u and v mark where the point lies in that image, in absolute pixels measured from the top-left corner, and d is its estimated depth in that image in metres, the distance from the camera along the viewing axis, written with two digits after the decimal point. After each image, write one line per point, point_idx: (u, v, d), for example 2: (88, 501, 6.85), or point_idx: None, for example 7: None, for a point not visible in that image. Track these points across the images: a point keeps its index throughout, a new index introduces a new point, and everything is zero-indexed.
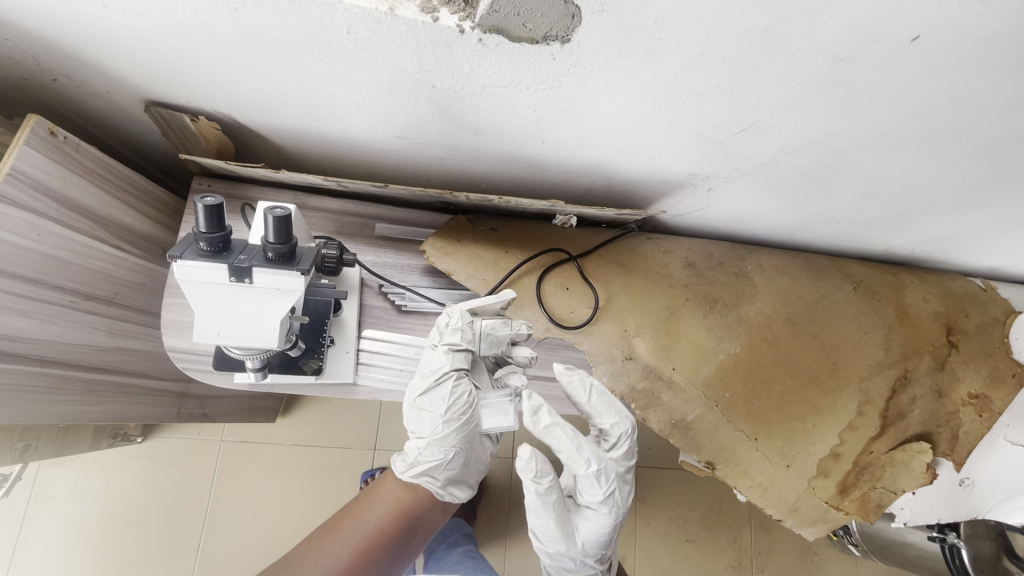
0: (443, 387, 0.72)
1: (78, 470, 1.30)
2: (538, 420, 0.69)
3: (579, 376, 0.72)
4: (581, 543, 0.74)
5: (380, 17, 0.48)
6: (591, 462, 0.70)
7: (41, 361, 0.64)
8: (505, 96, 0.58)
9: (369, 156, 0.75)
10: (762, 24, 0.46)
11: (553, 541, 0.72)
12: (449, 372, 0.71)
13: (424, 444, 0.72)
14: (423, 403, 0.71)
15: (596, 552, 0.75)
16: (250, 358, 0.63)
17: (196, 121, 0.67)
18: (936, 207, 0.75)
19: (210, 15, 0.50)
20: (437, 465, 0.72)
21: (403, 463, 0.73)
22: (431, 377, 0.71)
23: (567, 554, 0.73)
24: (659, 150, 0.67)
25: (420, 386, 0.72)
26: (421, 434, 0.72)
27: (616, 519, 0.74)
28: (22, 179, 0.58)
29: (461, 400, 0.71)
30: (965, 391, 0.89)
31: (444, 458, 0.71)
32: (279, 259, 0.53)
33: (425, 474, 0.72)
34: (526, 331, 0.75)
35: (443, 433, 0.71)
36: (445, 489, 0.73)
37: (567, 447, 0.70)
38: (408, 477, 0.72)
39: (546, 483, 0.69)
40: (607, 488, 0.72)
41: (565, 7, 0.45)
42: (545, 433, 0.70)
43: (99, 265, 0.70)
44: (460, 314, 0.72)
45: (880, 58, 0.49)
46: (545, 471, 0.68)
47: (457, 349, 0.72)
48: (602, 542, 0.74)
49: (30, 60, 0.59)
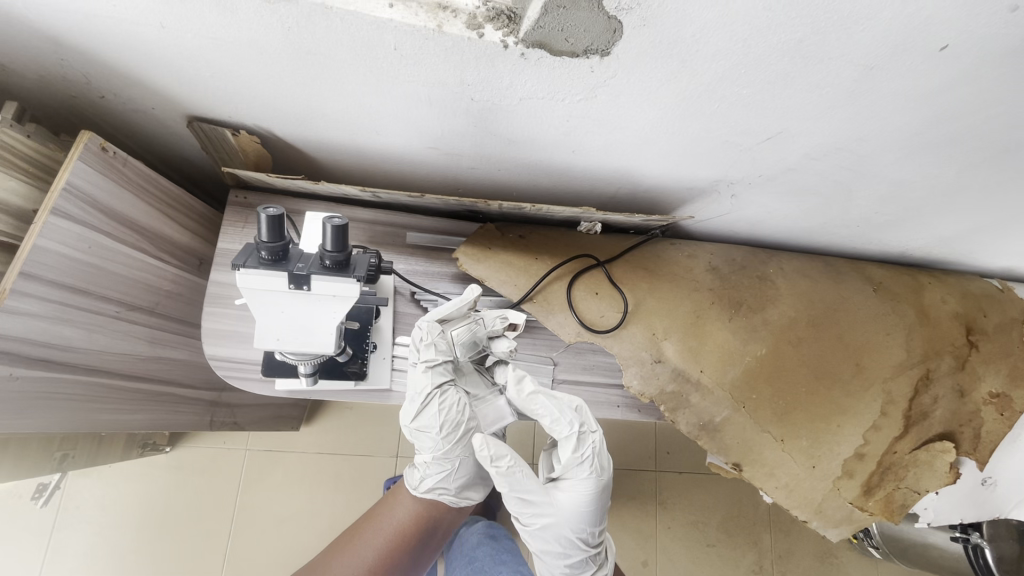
0: (430, 406, 0.72)
1: (106, 479, 1.31)
2: (523, 389, 0.74)
3: (528, 382, 0.74)
4: (563, 517, 0.74)
5: (427, 34, 0.50)
6: (575, 424, 0.73)
7: (88, 370, 0.66)
8: (541, 108, 0.61)
9: (403, 167, 0.77)
10: (797, 36, 0.47)
11: (533, 515, 0.75)
12: (432, 391, 0.72)
13: (430, 463, 0.75)
14: (418, 426, 0.73)
15: (581, 527, 0.75)
16: (302, 363, 0.65)
17: (237, 135, 0.69)
18: (955, 209, 0.77)
19: (264, 34, 0.52)
20: (448, 477, 0.76)
21: (413, 481, 0.78)
22: (418, 400, 0.72)
23: (549, 526, 0.74)
24: (686, 157, 0.69)
25: (410, 410, 0.73)
26: (424, 454, 0.75)
27: (598, 486, 0.74)
28: (76, 193, 0.60)
29: (453, 411, 0.73)
30: (986, 390, 0.90)
31: (453, 469, 0.76)
32: (335, 266, 0.54)
33: (438, 487, 0.77)
34: (502, 323, 0.74)
35: (447, 448, 0.74)
36: (460, 494, 0.79)
37: (551, 415, 0.73)
38: (422, 493, 0.77)
39: (504, 465, 0.71)
40: (584, 453, 0.74)
41: (608, 21, 0.47)
42: (528, 401, 0.74)
43: (142, 276, 0.71)
44: (430, 327, 0.71)
45: (909, 66, 0.51)
46: (500, 454, 0.71)
47: (435, 363, 0.73)
48: (585, 514, 0.75)
49: (81, 79, 0.61)
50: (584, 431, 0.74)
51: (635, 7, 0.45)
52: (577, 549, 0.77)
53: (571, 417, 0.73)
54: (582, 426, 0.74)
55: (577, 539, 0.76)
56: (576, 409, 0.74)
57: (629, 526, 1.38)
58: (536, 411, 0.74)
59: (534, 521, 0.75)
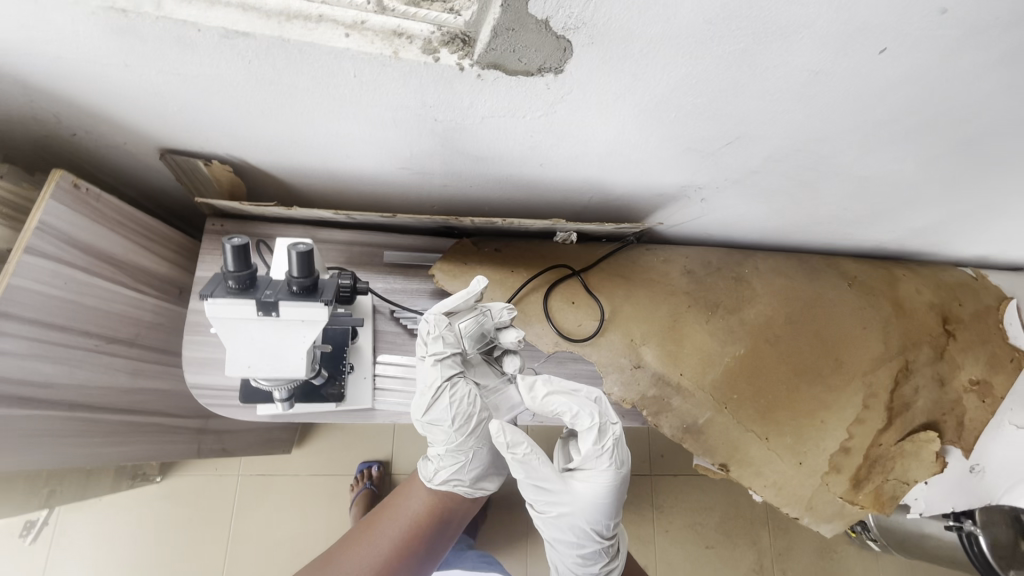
0: (441, 399, 0.72)
1: (98, 513, 1.30)
2: (537, 392, 0.73)
3: (535, 379, 0.73)
4: (580, 507, 0.74)
5: (386, 60, 0.51)
6: (596, 415, 0.72)
7: (68, 405, 0.66)
8: (504, 125, 0.62)
9: (376, 188, 0.78)
10: (741, 46, 0.49)
11: (548, 503, 0.74)
12: (443, 383, 0.72)
13: (443, 455, 0.76)
14: (430, 419, 0.72)
15: (597, 518, 0.75)
16: (277, 388, 0.66)
17: (210, 165, 0.71)
18: (919, 202, 0.79)
19: (225, 68, 0.53)
20: (461, 469, 0.77)
21: (428, 473, 0.78)
22: (428, 393, 0.71)
23: (566, 515, 0.74)
24: (652, 165, 0.70)
25: (421, 404, 0.72)
26: (437, 447, 0.76)
27: (615, 478, 0.74)
28: (51, 232, 0.61)
29: (464, 404, 0.72)
30: (966, 377, 0.91)
31: (466, 461, 0.76)
32: (303, 292, 0.55)
33: (451, 479, 0.77)
34: (509, 315, 0.74)
35: (460, 441, 0.73)
36: (474, 485, 0.80)
37: (571, 409, 0.71)
38: (436, 485, 0.77)
39: (520, 452, 0.70)
40: (605, 444, 0.73)
41: (557, 41, 0.48)
42: (544, 404, 0.73)
43: (120, 309, 0.72)
44: (436, 319, 0.72)
45: (855, 68, 0.52)
46: (516, 441, 0.69)
47: (444, 356, 0.72)
48: (602, 506, 0.74)
49: (51, 118, 0.62)
50: (606, 422, 0.73)
51: (581, 26, 0.47)
52: (591, 539, 0.77)
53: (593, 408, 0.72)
54: (604, 417, 0.73)
55: (592, 531, 0.76)
56: (596, 400, 0.75)
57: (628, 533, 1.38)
58: (552, 410, 0.73)
59: (551, 510, 0.74)
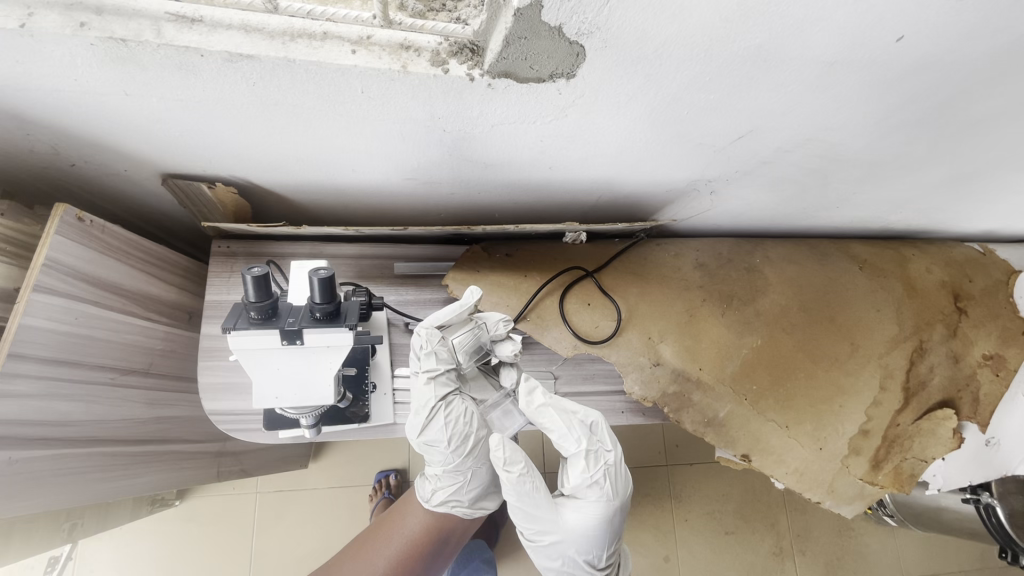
0: (437, 417, 0.71)
1: (117, 540, 1.29)
2: (533, 399, 0.72)
3: (540, 390, 0.72)
4: (570, 538, 0.74)
5: (393, 75, 0.50)
6: (583, 441, 0.72)
7: (89, 441, 0.65)
8: (514, 131, 0.61)
9: (383, 200, 0.77)
10: (756, 42, 0.48)
11: (539, 532, 0.74)
12: (437, 403, 0.71)
13: (442, 475, 0.74)
14: (428, 439, 0.71)
15: (588, 549, 0.75)
16: (303, 416, 0.65)
17: (213, 188, 0.69)
18: (929, 181, 0.79)
19: (229, 91, 0.52)
20: (460, 489, 0.75)
21: (425, 494, 0.77)
22: (423, 413, 0.70)
23: (557, 546, 0.74)
24: (662, 161, 0.70)
25: (416, 423, 0.71)
26: (436, 467, 0.74)
27: (608, 510, 0.74)
28: (59, 268, 0.59)
29: (460, 423, 0.71)
30: (979, 353, 0.92)
31: (465, 481, 0.75)
32: (325, 317, 0.55)
33: (450, 500, 0.76)
34: (504, 327, 0.73)
35: (458, 461, 0.72)
36: (474, 506, 0.78)
37: (561, 431, 0.71)
38: (434, 506, 0.76)
39: (517, 471, 0.70)
40: (595, 474, 0.73)
41: (570, 47, 0.47)
42: (537, 414, 0.72)
43: (132, 339, 0.71)
44: (429, 334, 0.70)
45: (870, 57, 0.51)
46: (515, 459, 0.70)
47: (437, 374, 0.71)
48: (593, 538, 0.74)
49: (49, 150, 0.61)
50: (598, 449, 0.73)
51: (595, 31, 0.46)
52: (582, 569, 0.77)
53: (584, 437, 0.72)
54: (596, 445, 0.73)
55: (583, 561, 0.76)
56: (591, 425, 0.73)
57: (648, 524, 1.38)
58: (545, 428, 0.72)
59: (541, 539, 0.74)
